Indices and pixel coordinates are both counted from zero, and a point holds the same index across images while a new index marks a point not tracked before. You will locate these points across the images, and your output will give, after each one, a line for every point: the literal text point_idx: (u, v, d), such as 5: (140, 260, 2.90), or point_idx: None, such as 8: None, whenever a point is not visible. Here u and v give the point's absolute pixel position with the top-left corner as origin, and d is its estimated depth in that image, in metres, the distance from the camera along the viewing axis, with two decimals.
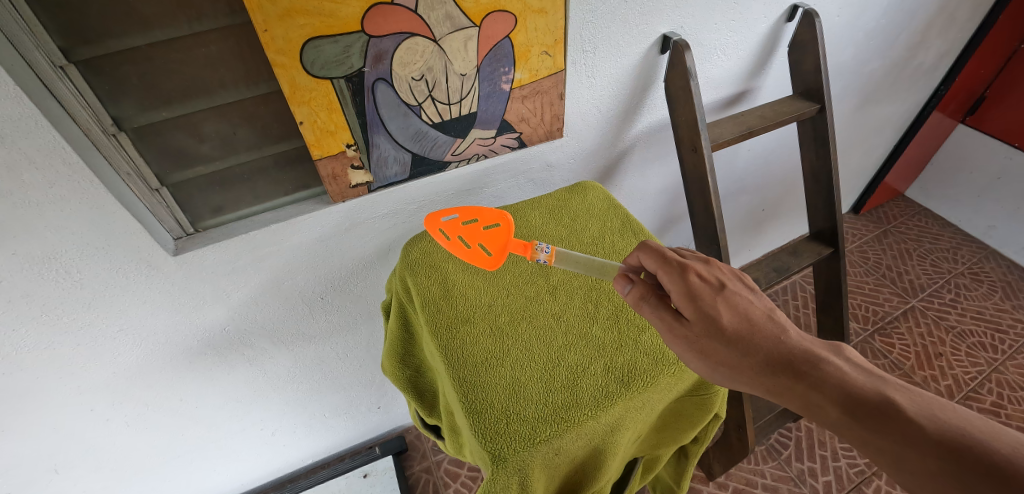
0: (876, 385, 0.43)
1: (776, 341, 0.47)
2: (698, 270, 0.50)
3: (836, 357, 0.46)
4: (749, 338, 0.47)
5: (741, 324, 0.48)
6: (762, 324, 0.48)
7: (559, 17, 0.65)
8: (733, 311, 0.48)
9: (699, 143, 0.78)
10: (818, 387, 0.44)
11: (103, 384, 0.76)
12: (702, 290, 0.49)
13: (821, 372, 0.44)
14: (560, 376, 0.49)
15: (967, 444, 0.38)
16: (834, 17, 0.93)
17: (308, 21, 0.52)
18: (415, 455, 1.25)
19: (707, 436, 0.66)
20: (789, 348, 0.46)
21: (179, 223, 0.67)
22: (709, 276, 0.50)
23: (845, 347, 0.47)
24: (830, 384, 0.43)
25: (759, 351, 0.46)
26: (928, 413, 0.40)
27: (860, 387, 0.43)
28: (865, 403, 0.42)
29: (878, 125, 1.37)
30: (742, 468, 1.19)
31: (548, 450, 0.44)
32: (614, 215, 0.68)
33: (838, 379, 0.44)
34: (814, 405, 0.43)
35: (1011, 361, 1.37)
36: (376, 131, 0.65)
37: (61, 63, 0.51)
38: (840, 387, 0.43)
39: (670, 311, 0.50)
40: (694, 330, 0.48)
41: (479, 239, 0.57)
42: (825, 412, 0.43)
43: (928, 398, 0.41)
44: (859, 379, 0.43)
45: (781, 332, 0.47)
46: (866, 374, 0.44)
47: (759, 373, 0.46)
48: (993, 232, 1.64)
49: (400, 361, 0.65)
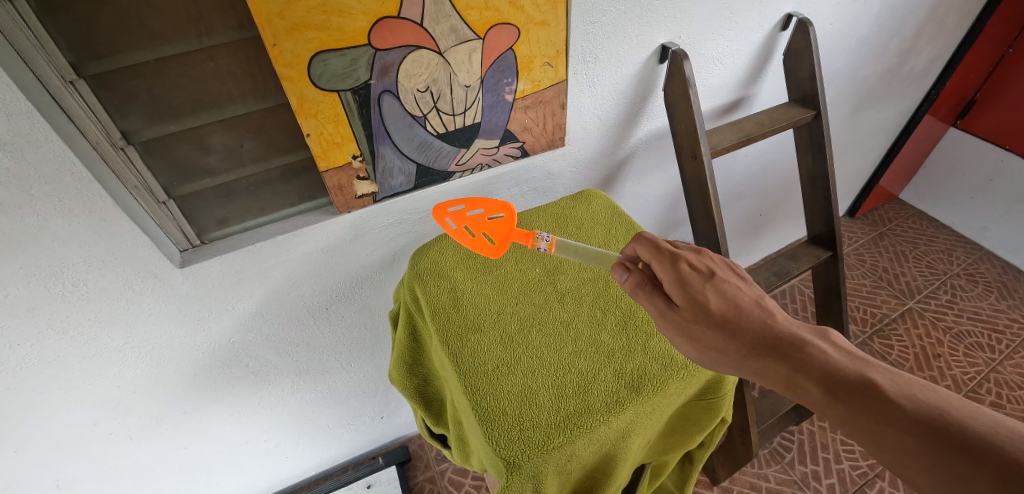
0: (859, 368, 0.44)
1: (764, 326, 0.48)
2: (689, 260, 0.52)
3: (822, 341, 0.47)
4: (736, 322, 0.48)
5: (730, 311, 0.49)
6: (751, 310, 0.49)
7: (560, 29, 0.66)
8: (723, 297, 0.49)
9: (699, 150, 0.80)
10: (802, 368, 0.45)
11: (107, 398, 0.76)
12: (692, 278, 0.50)
13: (806, 355, 0.45)
14: (570, 382, 0.49)
15: (944, 423, 0.39)
16: (828, 26, 0.95)
17: (316, 35, 0.53)
18: (419, 465, 1.25)
19: (713, 441, 0.66)
20: (776, 332, 0.47)
21: (185, 235, 0.68)
22: (700, 264, 0.52)
23: (831, 332, 0.48)
24: (814, 366, 0.44)
25: (746, 335, 0.47)
26: (908, 394, 0.41)
27: (844, 371, 0.44)
28: (848, 385, 0.43)
29: (872, 130, 1.40)
30: (746, 472, 1.20)
31: (561, 456, 0.44)
32: (619, 223, 0.68)
33: (822, 361, 0.44)
34: (798, 385, 0.44)
35: (1008, 361, 1.39)
36: (382, 142, 0.66)
37: (71, 78, 0.51)
38: (824, 370, 0.44)
39: (663, 298, 0.51)
40: (684, 316, 0.49)
41: (483, 228, 0.59)
42: (808, 394, 0.44)
43: (908, 380, 0.42)
44: (842, 361, 0.44)
45: (768, 317, 0.48)
46: (851, 357, 0.45)
47: (746, 356, 0.47)
48: (987, 233, 1.66)
49: (408, 370, 0.64)
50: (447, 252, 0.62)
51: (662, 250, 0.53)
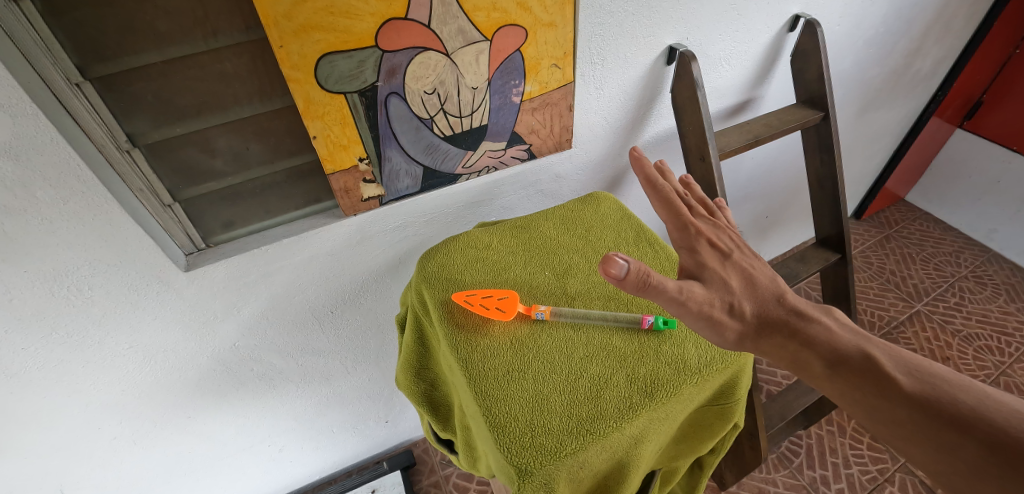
0: (859, 344, 0.47)
1: (774, 304, 0.51)
2: (710, 239, 0.54)
3: (827, 318, 0.50)
4: (751, 300, 0.51)
5: (746, 289, 0.52)
6: (764, 288, 0.52)
7: (568, 31, 0.66)
8: (739, 276, 0.52)
9: (707, 152, 0.79)
10: (808, 344, 0.48)
11: (111, 402, 0.75)
12: (711, 256, 0.53)
13: (812, 331, 0.48)
14: (583, 387, 0.48)
15: (936, 397, 0.43)
16: (835, 26, 0.95)
17: (323, 36, 0.53)
18: (424, 470, 1.24)
19: (725, 447, 0.65)
20: (785, 310, 0.50)
21: (191, 238, 0.67)
22: (720, 243, 0.55)
23: (834, 310, 0.51)
24: (820, 343, 0.47)
25: (757, 311, 0.50)
26: (905, 369, 0.45)
27: (846, 347, 0.47)
28: (849, 361, 0.46)
29: (879, 131, 1.39)
30: (754, 477, 1.18)
31: (574, 463, 0.44)
32: (628, 225, 0.66)
33: (827, 337, 0.48)
34: (803, 361, 0.47)
35: (1018, 364, 1.37)
36: (388, 144, 0.65)
37: (77, 80, 0.51)
38: (827, 348, 0.47)
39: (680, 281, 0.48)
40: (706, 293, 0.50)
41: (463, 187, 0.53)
42: (811, 369, 0.47)
43: (905, 356, 0.46)
44: (845, 338, 0.48)
45: (779, 295, 0.51)
46: (853, 334, 0.48)
47: (757, 332, 0.49)
48: (995, 235, 1.65)
49: (416, 374, 0.63)
50: (454, 255, 0.61)
51: (686, 224, 0.54)
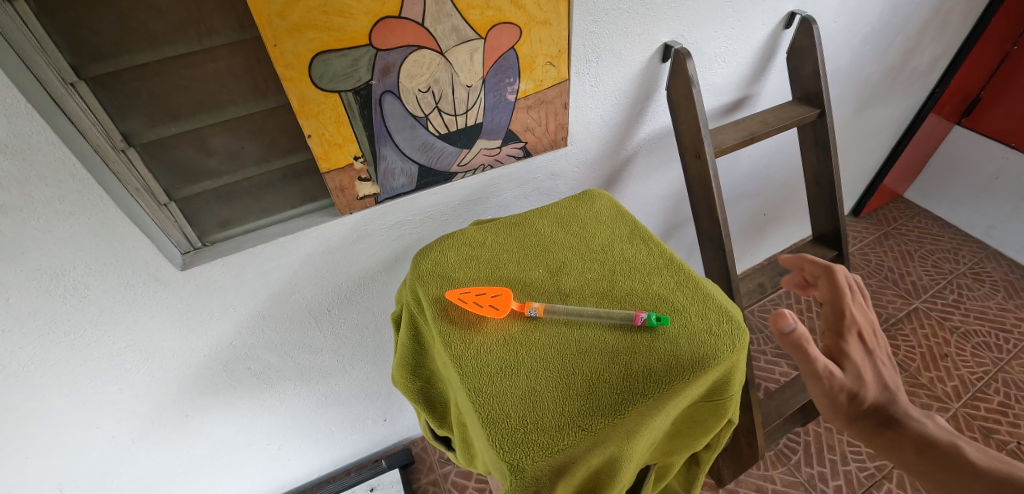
0: (955, 442, 0.50)
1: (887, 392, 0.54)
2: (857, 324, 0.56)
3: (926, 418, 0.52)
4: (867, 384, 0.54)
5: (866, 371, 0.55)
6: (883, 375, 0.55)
7: (563, 29, 0.66)
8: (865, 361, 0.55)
9: (703, 149, 0.79)
10: (905, 431, 0.51)
11: (109, 400, 0.76)
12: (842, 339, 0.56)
13: (912, 424, 0.51)
14: (575, 384, 0.48)
15: None
16: (831, 23, 0.95)
17: (316, 35, 0.53)
18: (422, 468, 1.24)
19: (720, 443, 0.66)
20: (891, 399, 0.53)
21: (187, 237, 0.67)
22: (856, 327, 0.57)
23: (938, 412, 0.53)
24: (920, 436, 0.50)
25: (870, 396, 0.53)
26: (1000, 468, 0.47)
27: (940, 444, 0.50)
28: (942, 454, 0.49)
29: (876, 129, 1.39)
30: (752, 474, 1.19)
31: (566, 459, 0.44)
32: (623, 222, 0.66)
33: (924, 432, 0.51)
34: (899, 446, 0.50)
35: (1016, 361, 1.37)
36: (383, 143, 0.65)
37: (72, 80, 0.51)
38: (923, 440, 0.50)
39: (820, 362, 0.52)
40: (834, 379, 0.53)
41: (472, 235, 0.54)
42: (905, 455, 0.50)
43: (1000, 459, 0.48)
44: (944, 439, 0.50)
45: (892, 387, 0.54)
46: (948, 434, 0.51)
47: (858, 413, 0.53)
48: (993, 232, 1.65)
49: (411, 372, 0.63)
50: (449, 253, 0.62)
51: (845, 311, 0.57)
